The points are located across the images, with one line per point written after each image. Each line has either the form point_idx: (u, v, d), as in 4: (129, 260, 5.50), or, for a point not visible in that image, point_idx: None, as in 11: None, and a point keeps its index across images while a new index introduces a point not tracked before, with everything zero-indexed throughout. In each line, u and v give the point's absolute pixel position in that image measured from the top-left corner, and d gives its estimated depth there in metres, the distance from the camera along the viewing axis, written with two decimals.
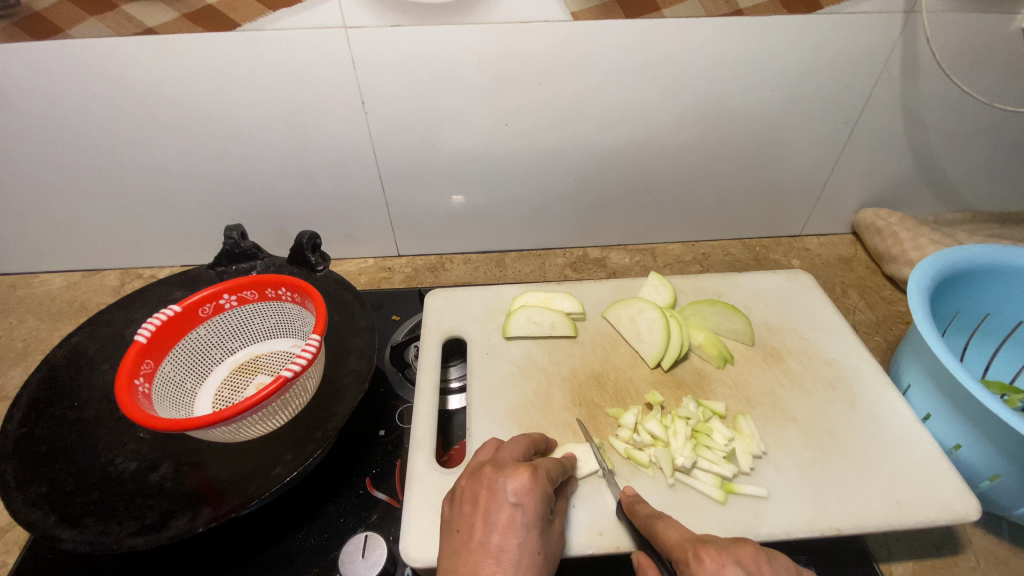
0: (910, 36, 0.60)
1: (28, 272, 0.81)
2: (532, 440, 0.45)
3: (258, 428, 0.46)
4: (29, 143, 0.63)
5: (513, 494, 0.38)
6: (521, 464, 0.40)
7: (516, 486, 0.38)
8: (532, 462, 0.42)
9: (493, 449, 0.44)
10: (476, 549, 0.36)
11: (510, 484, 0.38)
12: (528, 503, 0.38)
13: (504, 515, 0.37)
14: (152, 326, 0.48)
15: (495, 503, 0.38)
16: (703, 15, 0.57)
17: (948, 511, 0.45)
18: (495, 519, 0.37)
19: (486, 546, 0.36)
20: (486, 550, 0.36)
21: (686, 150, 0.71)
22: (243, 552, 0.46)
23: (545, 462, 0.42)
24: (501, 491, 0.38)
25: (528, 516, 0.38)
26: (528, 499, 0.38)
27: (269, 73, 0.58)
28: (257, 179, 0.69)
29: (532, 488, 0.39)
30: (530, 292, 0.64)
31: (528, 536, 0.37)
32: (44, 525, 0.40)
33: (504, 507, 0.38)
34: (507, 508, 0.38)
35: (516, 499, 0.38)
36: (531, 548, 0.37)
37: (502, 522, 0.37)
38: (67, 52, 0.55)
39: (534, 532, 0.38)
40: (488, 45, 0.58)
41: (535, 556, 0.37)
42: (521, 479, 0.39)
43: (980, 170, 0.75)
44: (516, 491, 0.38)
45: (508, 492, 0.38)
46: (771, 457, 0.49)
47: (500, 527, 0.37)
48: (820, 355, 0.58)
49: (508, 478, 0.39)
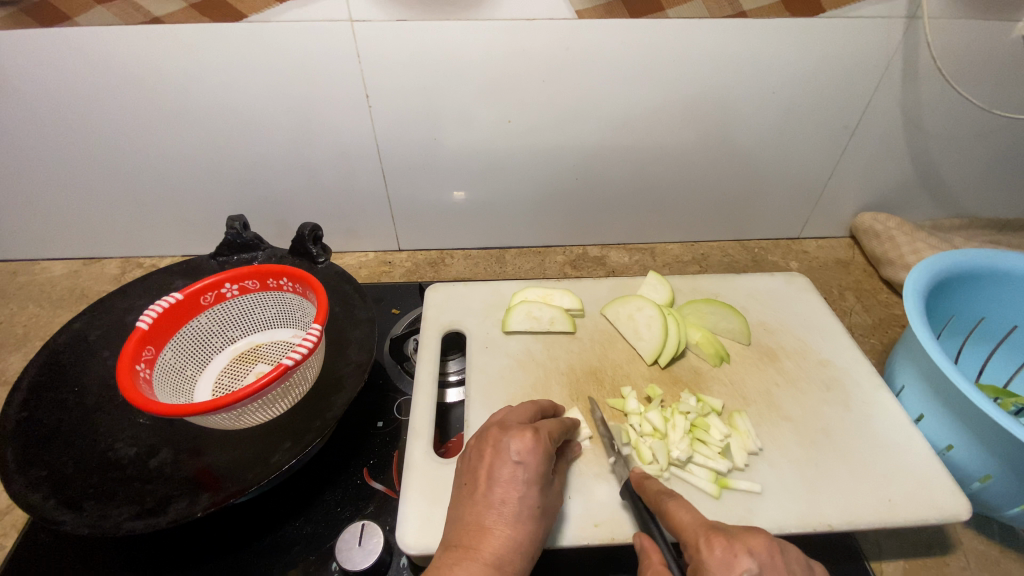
0: (911, 42, 0.61)
1: (29, 258, 0.81)
2: (540, 406, 0.47)
3: (257, 416, 0.46)
4: (34, 129, 0.63)
5: (516, 453, 0.39)
6: (525, 427, 0.41)
7: (519, 446, 0.39)
8: (536, 424, 0.43)
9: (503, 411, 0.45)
10: (480, 500, 0.38)
11: (514, 444, 0.39)
12: (530, 461, 0.39)
13: (507, 472, 0.39)
14: (155, 312, 0.49)
15: (498, 461, 0.39)
16: (706, 17, 0.58)
17: (939, 510, 0.46)
18: (498, 475, 0.39)
19: (489, 498, 0.38)
20: (489, 502, 0.38)
21: (686, 151, 0.72)
22: (240, 538, 0.46)
23: (548, 423, 0.43)
24: (505, 450, 0.39)
25: (529, 473, 0.39)
26: (531, 457, 0.39)
27: (277, 66, 0.59)
28: (260, 171, 0.70)
29: (535, 447, 0.40)
30: (530, 287, 0.64)
31: (528, 491, 0.39)
32: (42, 507, 0.40)
33: (507, 464, 0.39)
34: (510, 466, 0.39)
35: (519, 458, 0.39)
36: (531, 501, 0.39)
37: (504, 477, 0.39)
38: (74, 40, 0.56)
39: (535, 487, 0.39)
40: (495, 42, 0.58)
41: (535, 509, 0.39)
42: (524, 440, 0.40)
43: (979, 176, 0.76)
44: (519, 450, 0.39)
45: (511, 451, 0.39)
46: (766, 454, 0.49)
47: (503, 482, 0.38)
48: (816, 355, 0.58)
49: (512, 439, 0.40)
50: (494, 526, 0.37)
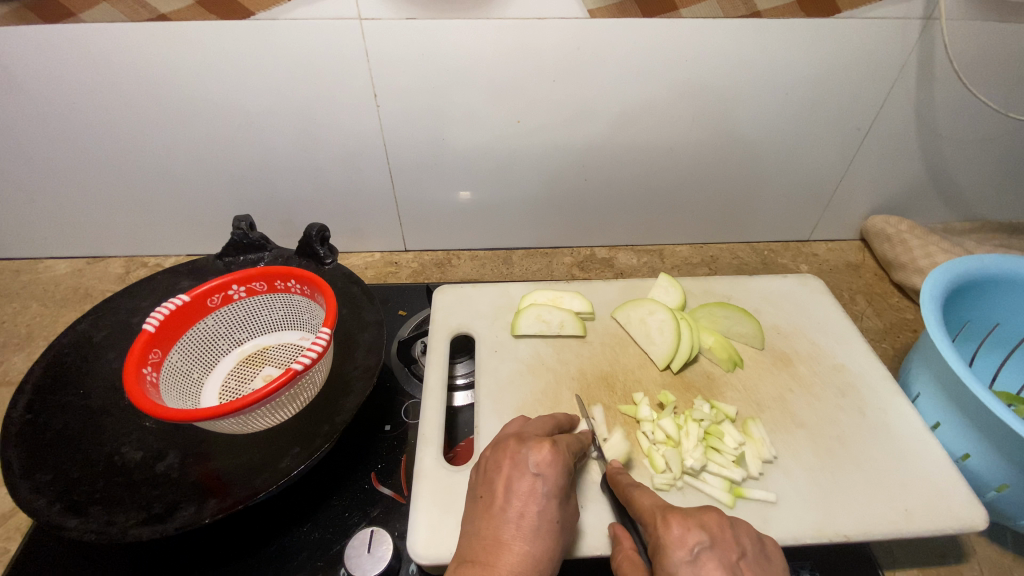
0: (927, 43, 0.60)
1: (32, 257, 0.80)
2: (557, 422, 0.47)
3: (264, 421, 0.46)
4: (37, 126, 0.63)
5: (535, 465, 0.39)
6: (543, 439, 0.41)
7: (538, 458, 0.40)
8: (553, 437, 0.43)
9: (519, 423, 0.46)
10: (496, 513, 0.38)
11: (532, 456, 0.40)
12: (549, 474, 0.39)
13: (526, 484, 0.39)
14: (161, 314, 0.48)
15: (517, 473, 0.39)
16: (720, 16, 0.57)
17: (956, 520, 0.45)
18: (516, 487, 0.39)
19: (506, 511, 0.38)
20: (507, 515, 0.37)
21: (696, 153, 0.71)
22: (247, 544, 0.46)
23: (566, 438, 0.43)
24: (523, 461, 0.40)
25: (548, 485, 0.39)
26: (550, 470, 0.39)
27: (283, 64, 0.58)
28: (266, 170, 0.69)
29: (554, 460, 0.40)
30: (540, 290, 0.64)
31: (547, 504, 0.38)
32: (48, 512, 0.39)
33: (525, 476, 0.39)
34: (529, 478, 0.39)
35: (538, 470, 0.39)
36: (550, 516, 0.38)
37: (523, 490, 0.38)
38: (79, 37, 0.55)
39: (554, 501, 0.39)
40: (504, 41, 0.58)
41: (554, 524, 0.38)
42: (543, 452, 0.40)
43: (992, 179, 0.75)
44: (538, 462, 0.39)
45: (530, 463, 0.39)
46: (781, 462, 0.49)
47: (521, 494, 0.38)
48: (830, 360, 0.58)
49: (531, 450, 0.40)
50: (512, 541, 0.36)
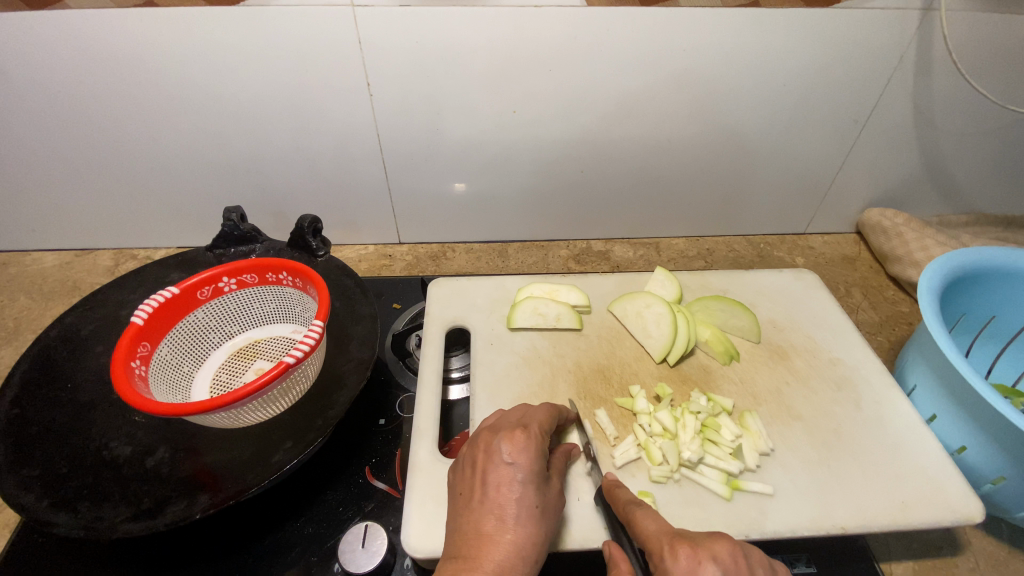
0: (926, 34, 0.59)
1: (19, 249, 0.79)
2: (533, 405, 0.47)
3: (256, 415, 0.45)
4: (21, 114, 0.61)
5: (507, 454, 0.39)
6: (514, 427, 0.41)
7: (510, 447, 0.39)
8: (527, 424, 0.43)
9: (496, 416, 0.46)
10: (476, 507, 0.37)
11: (504, 446, 0.39)
12: (522, 461, 0.39)
13: (500, 474, 0.38)
14: (149, 307, 0.47)
15: (491, 464, 0.39)
16: (719, 6, 0.56)
17: (953, 512, 0.45)
18: (492, 478, 0.38)
19: (484, 503, 0.37)
20: (486, 507, 0.37)
21: (692, 145, 0.71)
22: (239, 539, 0.45)
23: (539, 421, 0.43)
24: (496, 452, 0.39)
25: (523, 472, 0.38)
26: (523, 457, 0.39)
27: (275, 51, 0.57)
28: (257, 161, 0.68)
29: (526, 445, 0.39)
30: (536, 283, 0.63)
31: (524, 491, 0.38)
32: (35, 509, 0.39)
33: (500, 465, 0.38)
34: (503, 467, 0.38)
35: (511, 459, 0.39)
36: (528, 502, 0.38)
37: (499, 479, 0.38)
38: (63, 23, 0.53)
39: (531, 486, 0.38)
40: (499, 30, 0.57)
41: (534, 508, 0.38)
42: (514, 440, 0.39)
43: (987, 173, 0.75)
44: (510, 451, 0.39)
45: (502, 453, 0.39)
46: (778, 456, 0.49)
47: (497, 485, 0.38)
48: (826, 353, 0.57)
49: (502, 440, 0.39)
50: (494, 532, 0.36)
